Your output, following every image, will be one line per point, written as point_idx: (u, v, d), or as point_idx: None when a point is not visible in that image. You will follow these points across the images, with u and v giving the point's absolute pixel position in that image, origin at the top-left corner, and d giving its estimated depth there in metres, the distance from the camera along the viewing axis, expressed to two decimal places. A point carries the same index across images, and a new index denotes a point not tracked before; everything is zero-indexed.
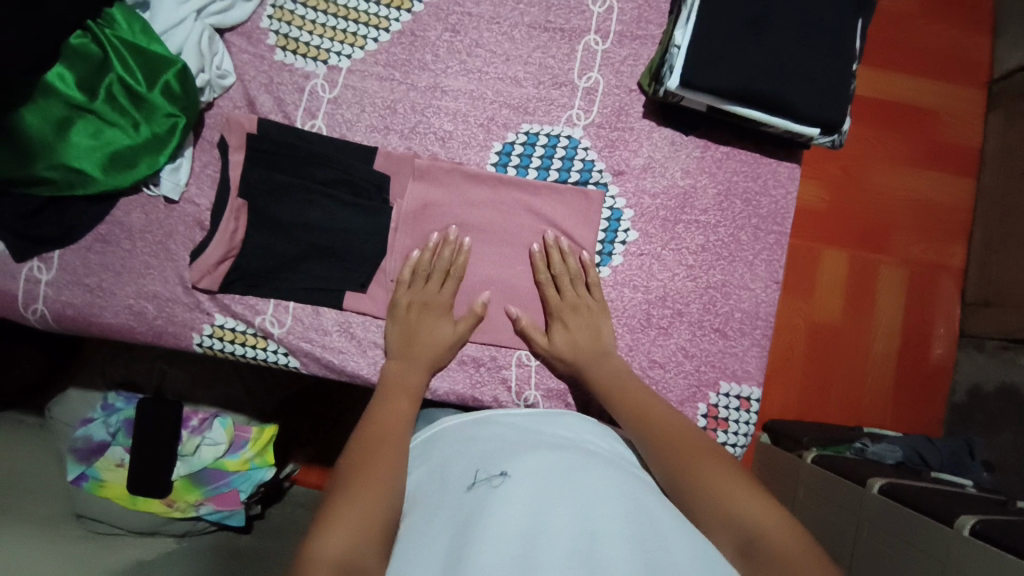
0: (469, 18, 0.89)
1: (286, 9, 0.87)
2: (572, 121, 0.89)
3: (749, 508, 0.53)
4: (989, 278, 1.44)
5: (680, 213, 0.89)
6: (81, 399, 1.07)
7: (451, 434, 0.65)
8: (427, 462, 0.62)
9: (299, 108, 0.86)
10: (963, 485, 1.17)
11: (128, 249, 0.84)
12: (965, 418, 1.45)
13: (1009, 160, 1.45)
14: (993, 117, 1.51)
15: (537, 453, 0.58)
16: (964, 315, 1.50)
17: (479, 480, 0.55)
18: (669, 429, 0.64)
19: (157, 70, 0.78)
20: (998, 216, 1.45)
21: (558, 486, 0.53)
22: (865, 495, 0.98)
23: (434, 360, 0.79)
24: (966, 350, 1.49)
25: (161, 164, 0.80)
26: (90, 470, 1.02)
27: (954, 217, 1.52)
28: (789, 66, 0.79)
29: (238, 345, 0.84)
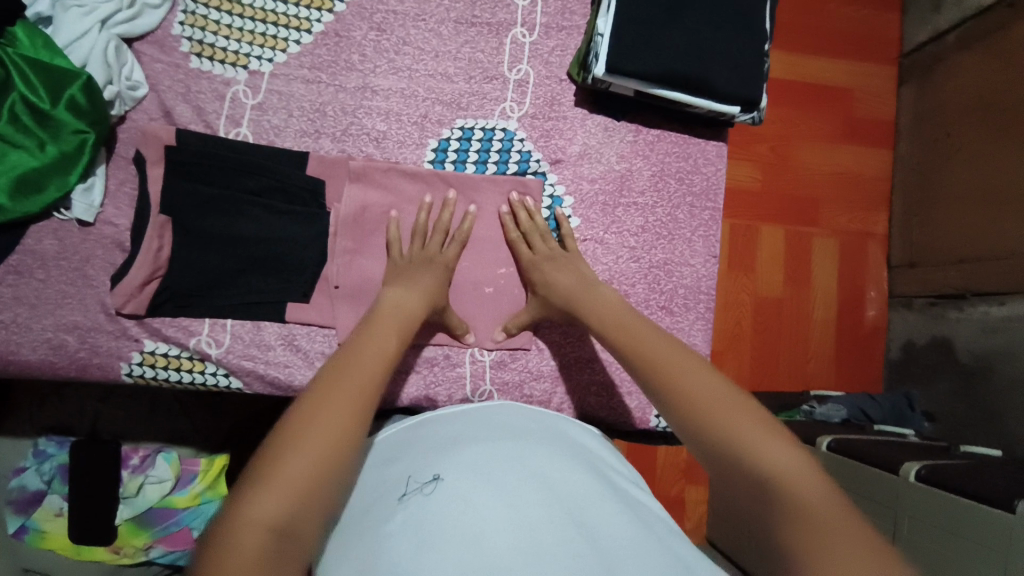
0: (394, 16, 0.88)
1: (199, 14, 0.83)
2: (506, 114, 0.89)
3: (773, 453, 0.49)
4: (910, 241, 1.54)
5: (619, 197, 0.91)
6: (12, 449, 1.01)
7: (388, 442, 0.65)
8: (360, 482, 0.61)
9: (221, 116, 0.83)
10: (904, 435, 1.26)
11: (42, 278, 0.78)
12: (901, 373, 1.54)
13: (921, 128, 1.54)
14: (907, 89, 1.61)
15: (470, 448, 0.58)
16: (892, 277, 1.60)
17: (411, 491, 0.54)
18: (682, 364, 0.60)
19: (60, 84, 0.73)
20: (913, 182, 1.55)
21: (489, 480, 0.53)
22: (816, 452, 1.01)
23: (427, 304, 0.73)
24: (897, 309, 1.59)
25: (72, 183, 0.76)
26: (30, 521, 0.98)
27: (875, 185, 1.63)
28: (708, 48, 0.82)
29: (172, 371, 0.80)
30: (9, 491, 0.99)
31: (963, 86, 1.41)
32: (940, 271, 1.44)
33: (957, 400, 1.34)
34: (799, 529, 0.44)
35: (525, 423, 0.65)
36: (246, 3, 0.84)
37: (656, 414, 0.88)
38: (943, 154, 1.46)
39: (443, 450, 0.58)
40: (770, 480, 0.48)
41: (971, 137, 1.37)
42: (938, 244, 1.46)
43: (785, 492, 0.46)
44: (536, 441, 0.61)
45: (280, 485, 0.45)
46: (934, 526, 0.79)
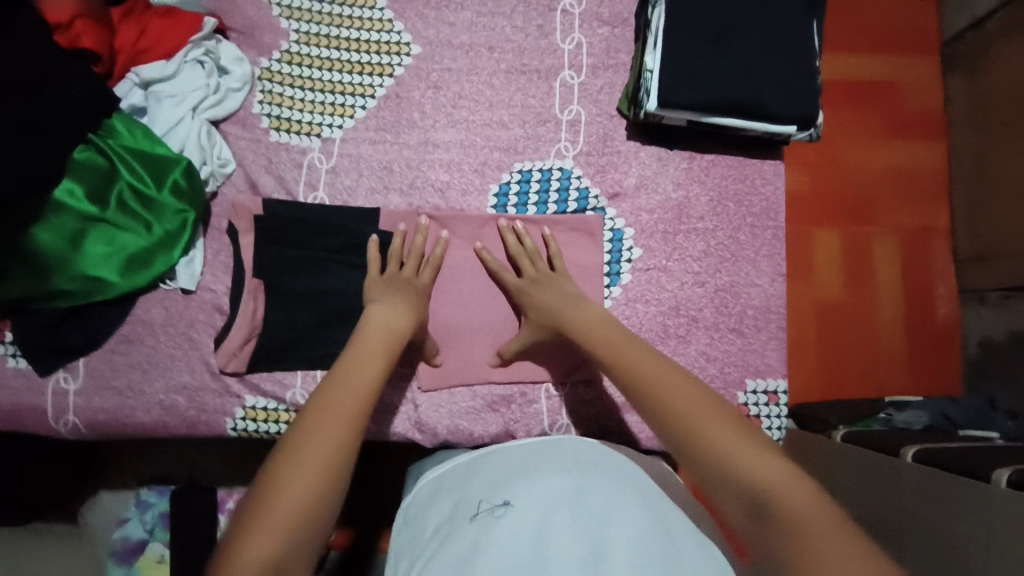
0: (449, 73, 0.93)
1: (275, 92, 0.90)
2: (562, 154, 0.92)
3: (759, 466, 0.53)
4: (978, 234, 1.48)
5: (678, 224, 0.92)
6: (115, 502, 1.12)
7: (460, 471, 0.71)
8: (433, 503, 0.67)
9: (299, 182, 0.89)
10: (990, 438, 1.19)
11: (152, 345, 0.85)
12: (982, 372, 1.47)
13: (975, 117, 1.49)
14: (954, 78, 1.56)
15: (540, 479, 0.63)
16: (961, 273, 1.54)
17: (483, 511, 0.61)
18: (673, 383, 0.63)
19: (163, 170, 0.80)
20: (973, 173, 1.49)
21: (557, 505, 0.59)
22: (902, 467, 0.94)
23: (416, 317, 0.77)
24: (970, 305, 1.52)
25: (175, 258, 0.83)
26: (132, 570, 1.03)
27: (933, 180, 1.58)
28: (758, 72, 0.83)
29: (272, 423, 0.86)
30: (113, 542, 1.05)
31: (1013, 70, 1.36)
32: (1011, 264, 1.37)
33: None
34: (783, 535, 0.47)
35: (586, 453, 0.70)
36: (316, 77, 0.91)
37: None
38: (1001, 141, 1.40)
39: (514, 478, 0.65)
40: (759, 492, 0.51)
41: None
42: (1005, 236, 1.40)
43: (779, 506, 0.49)
44: (596, 469, 0.66)
45: (268, 517, 0.49)
46: None
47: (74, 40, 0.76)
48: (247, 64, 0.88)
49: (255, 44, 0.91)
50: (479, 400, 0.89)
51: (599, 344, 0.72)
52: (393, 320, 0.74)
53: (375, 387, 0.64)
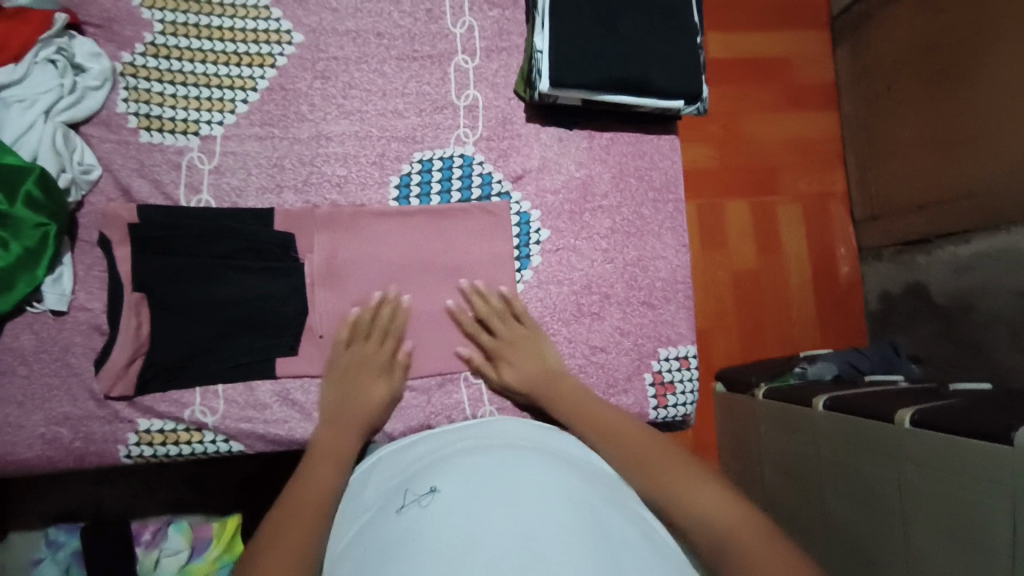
0: (336, 62, 0.89)
1: (141, 88, 0.83)
2: (462, 140, 0.91)
3: (712, 504, 0.58)
4: (871, 195, 1.60)
5: (584, 204, 0.93)
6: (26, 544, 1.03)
7: (391, 465, 0.69)
8: (363, 498, 0.65)
9: (180, 186, 0.83)
10: (895, 382, 1.30)
11: (25, 375, 0.77)
12: (884, 321, 1.59)
13: (861, 87, 1.60)
14: (842, 50, 1.67)
15: (467, 459, 0.60)
16: (860, 232, 1.66)
17: (409, 502, 0.57)
18: (640, 444, 0.69)
19: (10, 181, 0.71)
20: (863, 139, 1.60)
21: (483, 483, 0.56)
22: (815, 415, 1.10)
23: (369, 418, 0.78)
24: (869, 261, 1.64)
25: (39, 277, 0.75)
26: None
27: (826, 148, 1.69)
28: (645, 49, 0.85)
29: (171, 445, 0.80)
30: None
31: (894, 38, 1.46)
32: (903, 218, 1.49)
33: (940, 341, 1.39)
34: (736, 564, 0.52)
35: (519, 433, 0.69)
36: (187, 71, 0.84)
37: (653, 406, 0.91)
38: (886, 106, 1.51)
39: (440, 463, 0.61)
40: (712, 523, 0.57)
41: (911, 88, 1.42)
42: (893, 193, 1.52)
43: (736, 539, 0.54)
44: (527, 445, 0.64)
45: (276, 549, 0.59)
46: (936, 467, 0.85)
47: None
48: (106, 59, 0.80)
49: (114, 38, 0.83)
50: (397, 396, 0.86)
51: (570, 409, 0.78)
52: (377, 387, 0.80)
53: (349, 448, 0.74)
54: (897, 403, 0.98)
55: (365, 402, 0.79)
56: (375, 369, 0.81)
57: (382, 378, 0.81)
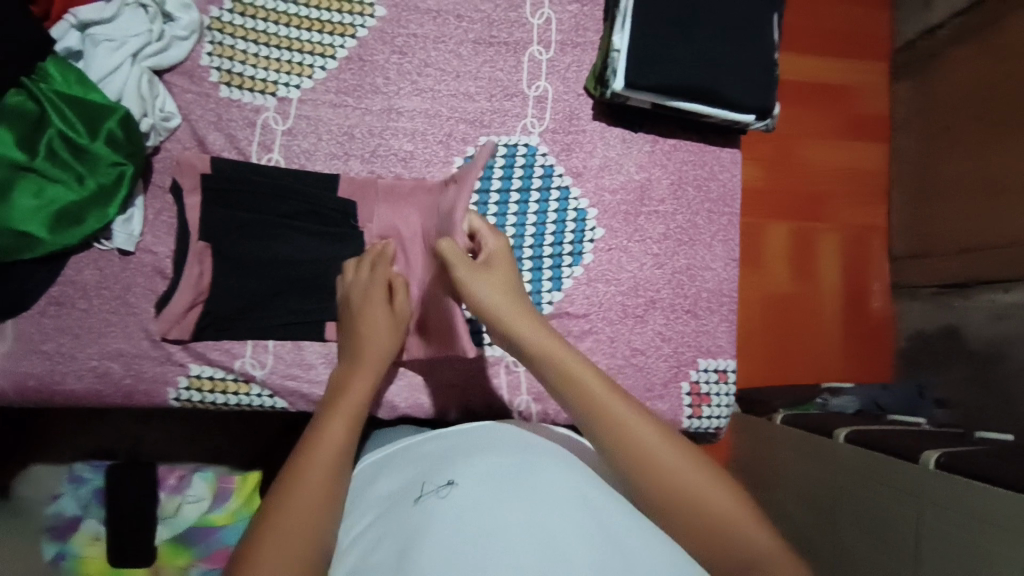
0: (415, 40, 0.90)
1: (226, 44, 0.84)
2: (528, 130, 0.92)
3: (721, 503, 0.56)
4: (914, 232, 1.58)
5: (639, 206, 0.93)
6: (50, 473, 1.11)
7: (402, 453, 0.68)
8: (372, 488, 0.64)
9: (252, 143, 0.85)
10: (918, 423, 1.29)
11: (85, 308, 0.80)
12: (913, 362, 1.57)
13: (918, 123, 1.58)
14: (902, 84, 1.65)
15: (481, 459, 0.60)
16: (897, 269, 1.63)
17: (427, 492, 0.57)
18: (660, 442, 0.59)
19: (98, 119, 0.74)
20: (909, 175, 1.60)
21: (500, 487, 0.55)
22: (835, 446, 1.09)
23: (382, 354, 0.72)
24: (903, 299, 1.63)
25: (110, 215, 0.76)
26: (67, 547, 1.00)
27: (873, 180, 1.67)
28: (719, 60, 0.85)
29: (218, 394, 0.83)
30: (47, 518, 1.02)
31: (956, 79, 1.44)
32: (944, 261, 1.47)
33: (969, 387, 1.37)
34: None
35: (531, 437, 0.67)
36: (270, 32, 0.85)
37: (687, 415, 0.91)
38: (940, 146, 1.49)
39: (456, 461, 0.61)
40: (721, 528, 0.54)
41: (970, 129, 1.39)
42: (935, 236, 1.50)
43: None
44: (541, 450, 0.63)
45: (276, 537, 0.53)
46: (955, 510, 0.85)
47: None
48: (195, 11, 0.81)
49: None
50: (437, 373, 0.87)
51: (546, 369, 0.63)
52: (378, 337, 0.73)
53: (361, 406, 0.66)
54: (927, 444, 0.98)
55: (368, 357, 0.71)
56: (395, 323, 0.75)
57: (387, 330, 0.74)
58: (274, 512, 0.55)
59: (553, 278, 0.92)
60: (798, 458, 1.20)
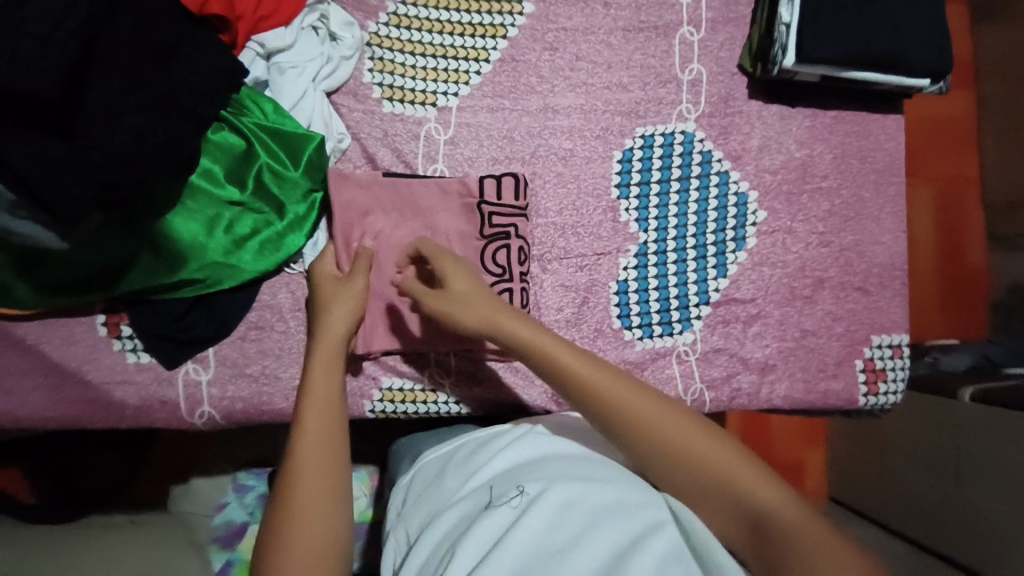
0: (565, 33, 0.88)
1: (386, 59, 0.84)
2: (684, 116, 0.90)
3: (785, 520, 0.50)
4: (1010, 180, 1.53)
5: (802, 185, 0.91)
6: (212, 487, 1.16)
7: (467, 449, 0.71)
8: (436, 484, 0.68)
9: (417, 155, 0.86)
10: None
11: (283, 330, 0.82)
12: (1014, 314, 1.55)
13: (1005, 63, 1.51)
14: (982, 27, 1.58)
15: (560, 470, 0.62)
16: (992, 218, 1.59)
17: (501, 500, 0.60)
18: (725, 471, 0.55)
19: (295, 149, 0.75)
20: (1002, 121, 1.54)
21: (573, 496, 0.58)
22: (958, 405, 1.13)
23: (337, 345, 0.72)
24: (999, 252, 1.59)
25: (300, 241, 0.78)
26: (235, 553, 1.03)
27: (963, 127, 1.61)
28: (897, 24, 0.81)
29: (409, 403, 0.85)
30: (215, 529, 1.06)
31: None
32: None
33: None
34: None
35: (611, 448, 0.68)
36: (425, 41, 0.85)
37: (864, 393, 0.91)
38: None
39: (530, 469, 0.63)
40: (757, 518, 0.52)
41: None
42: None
43: None
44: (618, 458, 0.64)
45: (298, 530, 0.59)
46: None
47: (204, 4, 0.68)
48: (356, 28, 0.82)
49: (360, 5, 0.84)
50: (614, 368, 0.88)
51: (574, 398, 0.63)
52: (334, 333, 0.72)
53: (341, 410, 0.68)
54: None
55: (333, 348, 0.71)
56: (346, 292, 0.75)
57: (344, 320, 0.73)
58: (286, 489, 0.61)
59: (718, 266, 0.91)
60: (914, 420, 1.23)
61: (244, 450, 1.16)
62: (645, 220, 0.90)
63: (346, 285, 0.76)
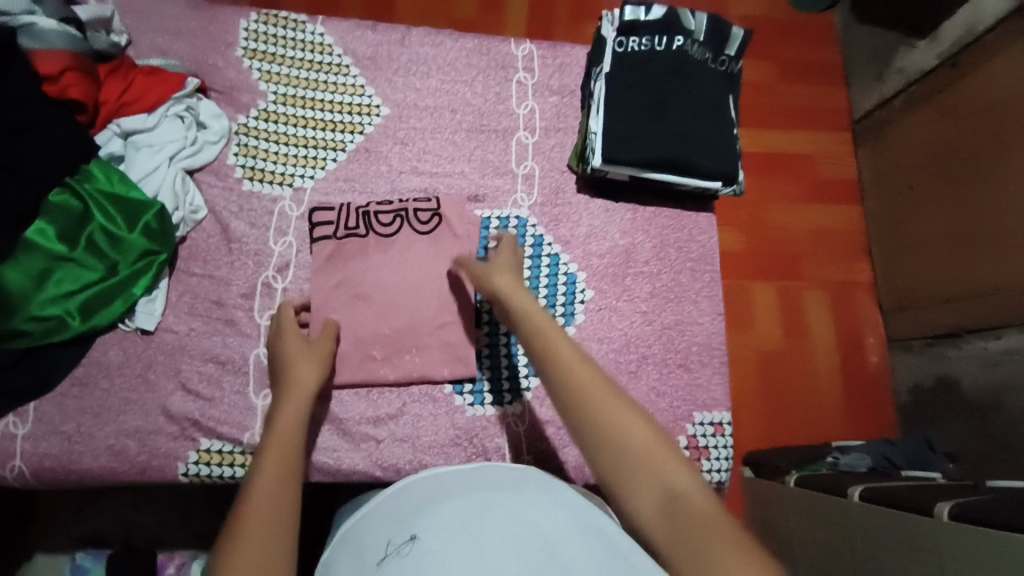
0: (415, 131, 1.02)
1: (250, 145, 0.96)
2: (518, 204, 1.01)
3: (693, 501, 0.54)
4: (896, 286, 1.66)
5: (626, 268, 1.00)
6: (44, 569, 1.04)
7: (369, 513, 0.66)
8: (347, 545, 0.64)
9: (269, 228, 0.94)
10: (934, 478, 1.28)
11: (106, 388, 0.85)
12: (916, 416, 1.59)
13: (884, 183, 1.71)
14: (864, 150, 1.79)
15: (451, 507, 0.59)
16: (888, 322, 1.70)
17: (391, 552, 0.56)
18: (641, 443, 0.58)
19: (136, 213, 0.84)
20: (889, 230, 1.69)
21: (467, 532, 0.54)
22: (850, 505, 1.14)
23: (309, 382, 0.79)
24: (897, 352, 1.68)
25: (136, 295, 0.85)
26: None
27: (850, 237, 1.78)
28: (689, 136, 0.95)
29: (226, 467, 0.85)
30: None
31: (918, 141, 1.57)
32: (931, 312, 1.54)
33: (973, 437, 1.39)
34: None
35: (506, 481, 0.65)
36: (290, 132, 0.98)
37: None
38: (915, 206, 1.59)
39: (426, 512, 0.60)
40: (674, 501, 0.54)
41: (932, 188, 1.52)
42: (926, 289, 1.56)
43: None
44: (517, 490, 0.62)
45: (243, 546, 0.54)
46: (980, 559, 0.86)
47: (63, 90, 0.83)
48: (224, 120, 0.95)
49: (233, 102, 0.98)
50: (442, 435, 0.90)
51: (538, 357, 0.67)
52: (288, 422, 0.71)
53: (296, 436, 0.69)
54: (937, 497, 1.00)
55: (289, 427, 0.70)
56: (313, 355, 0.83)
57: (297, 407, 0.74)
58: (224, 559, 0.53)
59: None
60: (826, 525, 1.21)
61: (79, 527, 1.08)
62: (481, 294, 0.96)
63: (310, 348, 0.84)
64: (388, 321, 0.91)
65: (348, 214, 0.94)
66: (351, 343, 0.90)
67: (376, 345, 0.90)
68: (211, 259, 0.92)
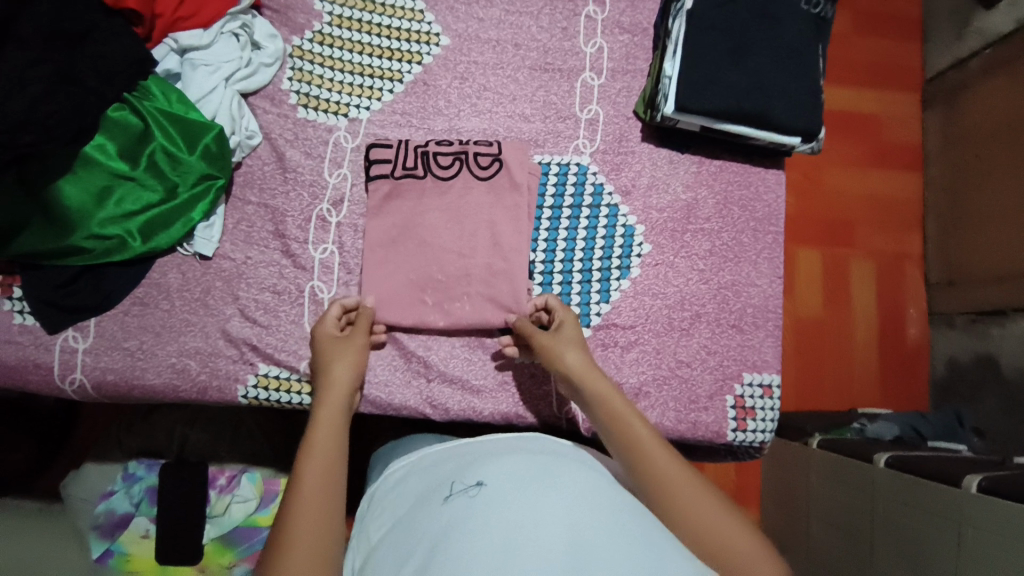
0: (476, 66, 0.97)
1: (305, 70, 0.93)
2: (579, 150, 0.97)
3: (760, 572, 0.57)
4: (949, 261, 1.60)
5: (686, 224, 0.97)
6: (99, 475, 1.09)
7: (423, 464, 0.69)
8: (403, 484, 0.67)
9: (325, 159, 0.92)
10: (957, 450, 1.28)
11: (166, 308, 0.87)
12: (947, 391, 1.59)
13: (950, 152, 1.61)
14: (933, 114, 1.68)
15: (511, 461, 0.61)
16: (932, 297, 1.66)
17: (456, 492, 0.58)
18: (711, 516, 0.61)
19: (196, 136, 0.82)
20: (950, 202, 1.60)
21: (529, 485, 0.57)
22: (875, 471, 1.15)
23: (344, 380, 0.78)
24: (939, 327, 1.64)
25: (194, 220, 0.84)
26: (116, 545, 1.04)
27: (906, 207, 1.69)
28: (769, 87, 0.89)
29: (282, 393, 0.87)
30: (96, 516, 1.04)
31: (990, 108, 1.46)
32: (981, 288, 1.49)
33: (1004, 415, 1.38)
34: None
35: (560, 450, 0.68)
36: (345, 59, 0.94)
37: (732, 427, 0.92)
38: (977, 181, 1.51)
39: (488, 461, 0.62)
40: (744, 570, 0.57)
41: (999, 156, 1.43)
42: (979, 265, 1.50)
43: None
44: (572, 461, 0.64)
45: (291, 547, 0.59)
46: (1010, 536, 0.87)
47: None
48: (279, 41, 0.92)
49: (289, 23, 0.94)
50: (490, 380, 0.91)
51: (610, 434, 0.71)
52: (328, 430, 0.72)
53: (341, 433, 0.72)
54: (966, 470, 1.02)
55: (328, 438, 0.71)
56: (350, 349, 0.81)
57: (333, 414, 0.74)
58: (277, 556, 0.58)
59: (600, 291, 0.94)
60: (842, 487, 1.25)
61: (130, 440, 1.12)
62: (535, 240, 0.94)
63: (344, 341, 0.82)
64: (442, 263, 0.90)
65: (407, 151, 0.90)
66: (405, 284, 0.89)
67: (428, 288, 0.89)
68: (267, 187, 0.91)
